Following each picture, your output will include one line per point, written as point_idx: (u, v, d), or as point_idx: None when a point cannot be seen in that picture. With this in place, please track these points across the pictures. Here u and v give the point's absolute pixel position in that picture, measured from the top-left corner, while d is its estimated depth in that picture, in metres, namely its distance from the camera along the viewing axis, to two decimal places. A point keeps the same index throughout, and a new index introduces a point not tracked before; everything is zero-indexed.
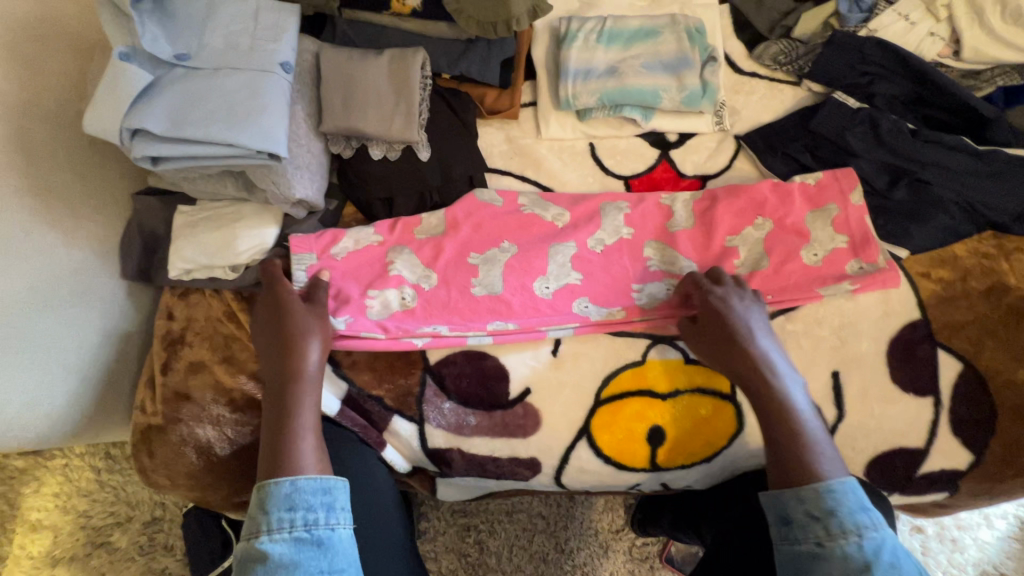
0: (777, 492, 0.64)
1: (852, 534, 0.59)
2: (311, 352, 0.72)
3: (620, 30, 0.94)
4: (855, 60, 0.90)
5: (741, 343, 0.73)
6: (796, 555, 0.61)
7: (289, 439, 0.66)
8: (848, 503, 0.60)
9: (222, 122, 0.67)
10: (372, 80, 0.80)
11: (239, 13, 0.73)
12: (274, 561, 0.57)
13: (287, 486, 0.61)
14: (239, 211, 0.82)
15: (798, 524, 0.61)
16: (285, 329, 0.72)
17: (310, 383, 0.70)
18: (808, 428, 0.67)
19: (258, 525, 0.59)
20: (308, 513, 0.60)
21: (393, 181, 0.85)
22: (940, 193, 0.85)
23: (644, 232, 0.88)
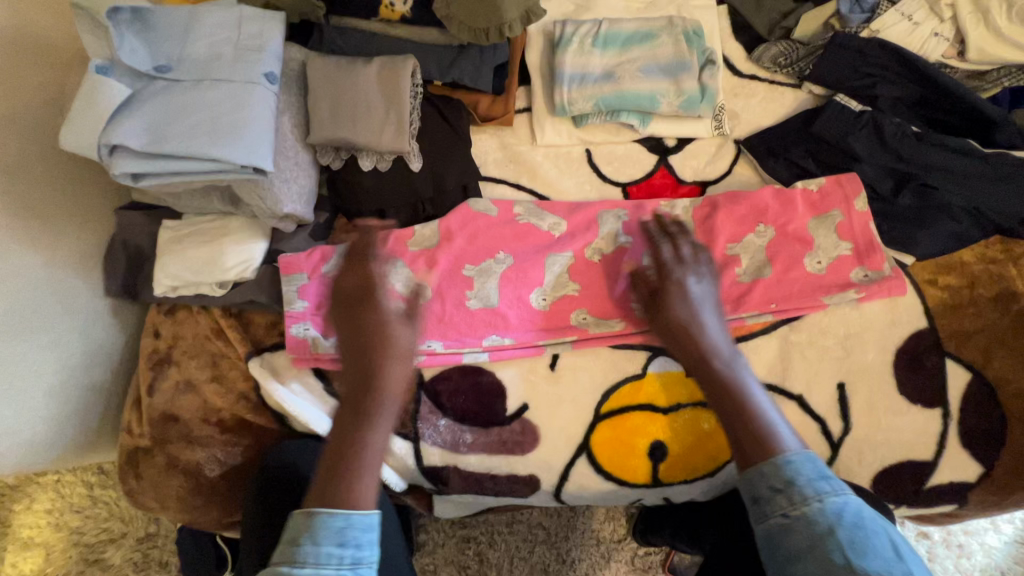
0: (740, 471, 0.58)
1: (814, 499, 0.53)
2: (393, 378, 0.64)
3: (615, 33, 0.92)
4: (857, 62, 0.88)
5: (677, 327, 0.70)
6: (770, 537, 0.54)
7: (353, 470, 0.58)
8: (806, 470, 0.55)
9: (205, 137, 0.65)
10: (360, 88, 0.77)
11: (221, 23, 0.71)
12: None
13: (342, 517, 0.54)
14: (225, 225, 0.80)
15: (763, 500, 0.55)
16: (364, 337, 0.66)
17: (385, 400, 0.63)
18: (761, 407, 0.62)
19: (303, 556, 0.52)
20: (358, 553, 0.53)
21: (384, 192, 0.82)
22: (947, 198, 0.83)
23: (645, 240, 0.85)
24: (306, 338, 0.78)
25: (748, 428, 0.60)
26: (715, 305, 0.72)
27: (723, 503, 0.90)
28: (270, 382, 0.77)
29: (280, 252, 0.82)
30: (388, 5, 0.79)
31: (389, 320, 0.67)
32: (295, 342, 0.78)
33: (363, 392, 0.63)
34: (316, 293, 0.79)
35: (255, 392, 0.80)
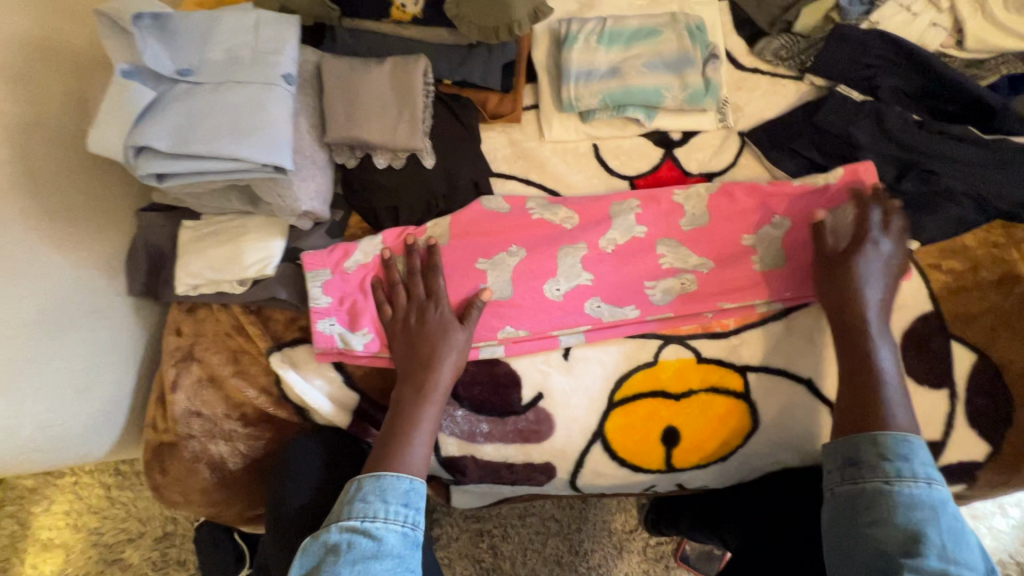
0: (853, 435, 0.67)
1: (921, 480, 0.63)
2: (444, 371, 0.74)
3: (620, 29, 0.94)
4: (857, 53, 0.90)
5: (859, 284, 0.74)
6: (858, 493, 0.64)
7: (402, 440, 0.70)
8: (921, 454, 0.64)
9: (228, 137, 0.67)
10: (376, 87, 0.79)
11: (240, 26, 0.73)
12: (383, 546, 0.62)
13: (407, 482, 0.67)
14: (245, 224, 0.82)
15: (867, 464, 0.65)
16: (422, 338, 0.76)
17: (436, 394, 0.73)
18: (886, 381, 0.70)
19: (374, 509, 0.64)
20: (416, 514, 0.66)
21: (397, 190, 0.84)
22: (949, 183, 0.84)
23: (659, 230, 0.87)
24: (333, 334, 0.79)
25: (861, 385, 0.70)
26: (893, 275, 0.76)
27: (740, 496, 0.92)
28: (290, 375, 0.80)
29: (298, 250, 0.84)
30: (400, 6, 0.80)
31: (446, 327, 0.76)
32: (323, 337, 0.78)
33: (420, 386, 0.73)
34: (341, 290, 0.81)
35: (275, 386, 0.81)
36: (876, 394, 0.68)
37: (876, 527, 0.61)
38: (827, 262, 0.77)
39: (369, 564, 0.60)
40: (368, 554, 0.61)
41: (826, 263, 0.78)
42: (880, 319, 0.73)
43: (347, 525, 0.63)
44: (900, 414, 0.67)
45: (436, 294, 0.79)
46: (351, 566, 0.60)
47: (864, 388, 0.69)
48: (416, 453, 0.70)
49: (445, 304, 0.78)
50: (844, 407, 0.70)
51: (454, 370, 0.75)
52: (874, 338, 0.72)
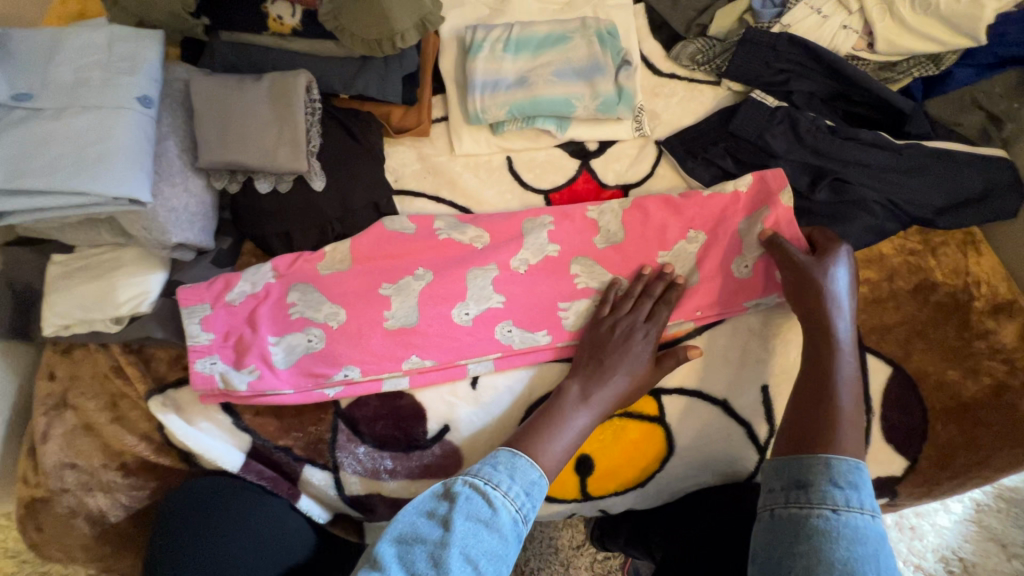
0: (806, 457, 0.60)
1: (867, 513, 0.56)
2: (612, 390, 0.72)
3: (527, 37, 0.90)
4: (769, 58, 0.87)
5: (825, 296, 0.71)
6: (801, 519, 0.56)
7: (554, 429, 0.69)
8: (867, 485, 0.58)
9: (70, 170, 0.61)
10: (253, 106, 0.73)
11: (90, 44, 0.66)
12: (495, 518, 0.58)
13: (536, 473, 0.64)
14: (119, 257, 0.76)
15: (811, 488, 0.58)
16: (622, 352, 0.74)
17: (598, 404, 0.71)
18: (840, 402, 0.64)
19: (499, 479, 0.61)
20: (529, 510, 0.61)
21: (287, 215, 0.79)
22: (861, 191, 0.82)
23: (570, 248, 0.83)
24: (214, 373, 0.74)
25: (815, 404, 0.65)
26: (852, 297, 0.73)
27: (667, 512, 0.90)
28: (172, 420, 0.74)
29: (179, 283, 0.78)
30: (276, 18, 0.75)
31: (643, 352, 0.74)
32: (202, 377, 0.73)
33: (592, 393, 0.72)
34: (225, 324, 0.76)
35: (158, 432, 0.75)
36: (824, 416, 0.63)
37: (815, 557, 0.53)
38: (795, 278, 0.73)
39: (479, 528, 0.57)
40: (482, 519, 0.58)
41: (790, 275, 0.74)
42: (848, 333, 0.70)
43: (471, 482, 0.60)
44: (851, 444, 0.61)
45: (654, 314, 0.77)
46: (465, 523, 0.57)
47: (817, 407, 0.64)
48: (551, 455, 0.67)
49: (653, 337, 0.75)
50: (791, 425, 0.65)
51: (619, 400, 0.73)
52: (838, 353, 0.68)
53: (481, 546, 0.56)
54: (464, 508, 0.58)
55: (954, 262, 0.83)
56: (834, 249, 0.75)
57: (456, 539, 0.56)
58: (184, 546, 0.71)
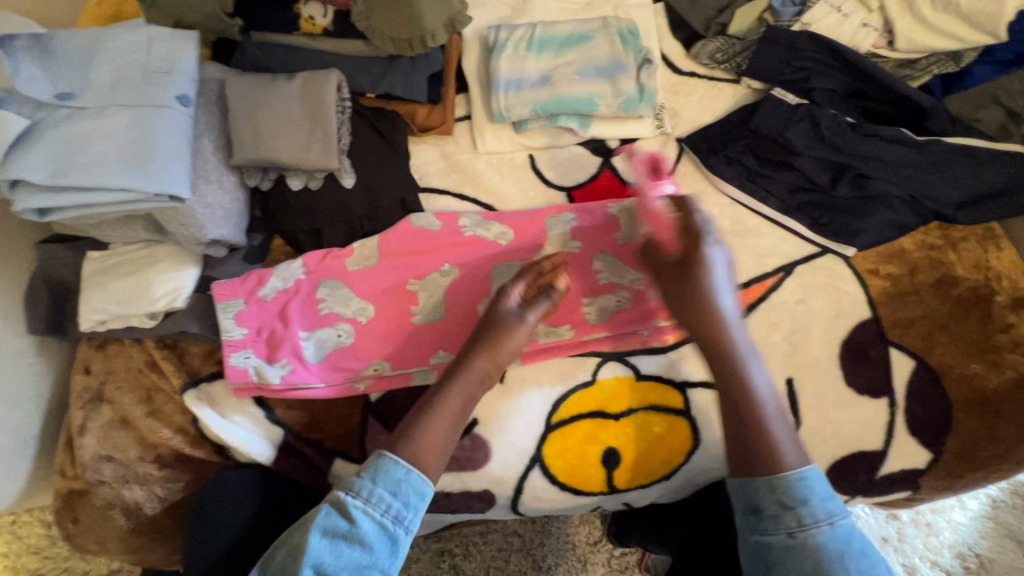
0: (748, 480, 0.62)
1: (825, 522, 0.59)
2: (475, 365, 0.71)
3: (550, 36, 0.91)
4: (788, 56, 0.88)
5: (701, 281, 0.71)
6: (766, 546, 0.60)
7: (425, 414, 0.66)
8: (818, 490, 0.60)
9: (114, 167, 0.62)
10: (285, 105, 0.75)
11: (130, 44, 0.68)
12: (354, 530, 0.57)
13: (403, 473, 0.59)
14: (154, 254, 0.77)
15: (767, 515, 0.60)
16: (497, 321, 0.74)
17: (462, 386, 0.69)
18: (758, 390, 0.66)
19: (362, 489, 0.59)
20: (403, 509, 0.59)
21: (317, 212, 0.80)
22: (883, 187, 0.83)
23: (593, 244, 0.84)
24: (248, 367, 0.75)
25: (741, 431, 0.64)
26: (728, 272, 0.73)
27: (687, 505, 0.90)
28: (206, 413, 0.75)
29: (212, 279, 0.79)
30: (308, 18, 0.77)
31: (512, 316, 0.74)
32: (236, 371, 0.74)
33: (473, 368, 0.70)
34: (257, 319, 0.77)
35: (193, 425, 0.76)
36: (752, 421, 0.64)
37: None
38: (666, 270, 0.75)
39: (337, 545, 0.56)
40: (340, 537, 0.57)
41: (671, 271, 0.74)
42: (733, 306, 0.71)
43: (330, 498, 0.59)
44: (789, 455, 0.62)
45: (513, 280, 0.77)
46: (321, 541, 0.56)
47: (744, 413, 0.65)
48: (431, 434, 0.64)
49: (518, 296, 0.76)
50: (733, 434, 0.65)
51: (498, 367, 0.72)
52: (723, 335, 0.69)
53: (342, 563, 0.56)
54: (332, 527, 0.57)
55: (976, 257, 0.84)
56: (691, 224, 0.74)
57: (312, 563, 0.56)
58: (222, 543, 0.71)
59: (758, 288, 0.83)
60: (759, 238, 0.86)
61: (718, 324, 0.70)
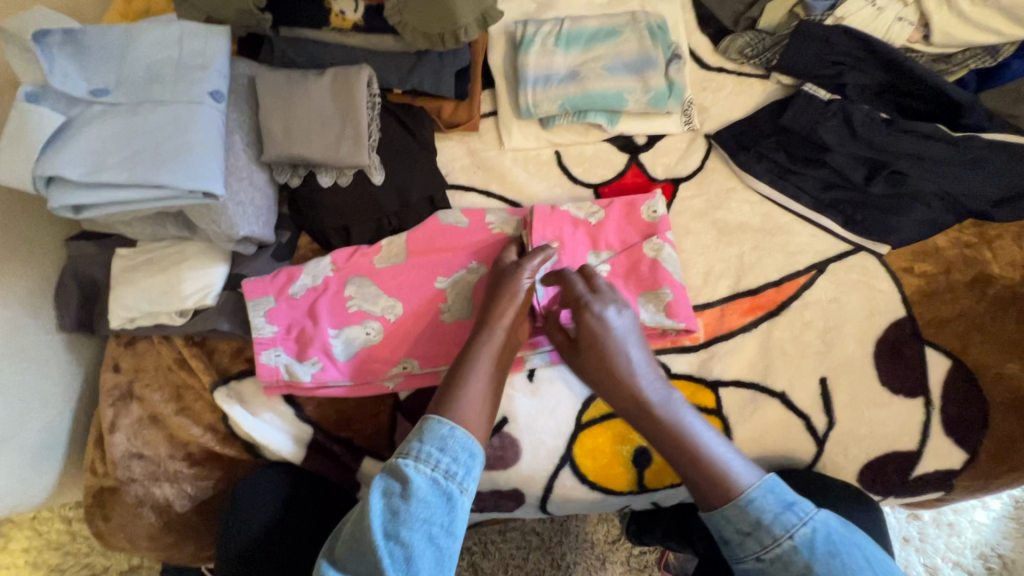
0: (707, 515, 0.62)
1: (785, 537, 0.58)
2: (498, 332, 0.69)
3: (578, 31, 0.90)
4: (823, 50, 0.86)
5: (600, 353, 0.69)
6: (744, 571, 0.60)
7: (456, 384, 0.64)
8: (770, 506, 0.59)
9: (149, 163, 0.61)
10: (316, 101, 0.74)
11: (162, 39, 0.67)
12: (409, 487, 0.56)
13: (448, 428, 0.60)
14: (183, 251, 0.77)
15: (734, 543, 0.60)
16: (506, 278, 0.74)
17: (485, 358, 0.67)
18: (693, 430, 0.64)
19: (412, 450, 0.59)
20: (453, 464, 0.58)
21: (346, 209, 0.79)
22: (918, 183, 0.82)
23: (618, 240, 0.82)
24: (279, 365, 0.74)
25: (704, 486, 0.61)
26: (635, 332, 0.71)
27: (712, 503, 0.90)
28: (237, 411, 0.75)
29: (241, 276, 0.79)
30: (338, 13, 0.75)
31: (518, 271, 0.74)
32: (268, 369, 0.74)
33: (494, 322, 0.70)
34: (286, 317, 0.77)
35: (223, 423, 0.76)
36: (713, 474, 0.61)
37: None
38: (573, 349, 0.73)
39: (394, 505, 0.56)
40: (396, 496, 0.56)
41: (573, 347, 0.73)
42: (644, 359, 0.68)
43: (384, 465, 0.59)
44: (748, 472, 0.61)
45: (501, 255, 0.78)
46: (379, 502, 0.56)
47: (671, 447, 0.64)
48: (469, 409, 0.63)
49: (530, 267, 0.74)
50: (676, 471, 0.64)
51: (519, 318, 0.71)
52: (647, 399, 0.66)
53: (402, 521, 0.55)
54: (391, 492, 0.56)
55: (1011, 255, 0.83)
56: (574, 291, 0.73)
57: (374, 522, 0.55)
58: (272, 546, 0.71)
59: (790, 286, 0.83)
60: (791, 236, 0.85)
61: (634, 384, 0.67)
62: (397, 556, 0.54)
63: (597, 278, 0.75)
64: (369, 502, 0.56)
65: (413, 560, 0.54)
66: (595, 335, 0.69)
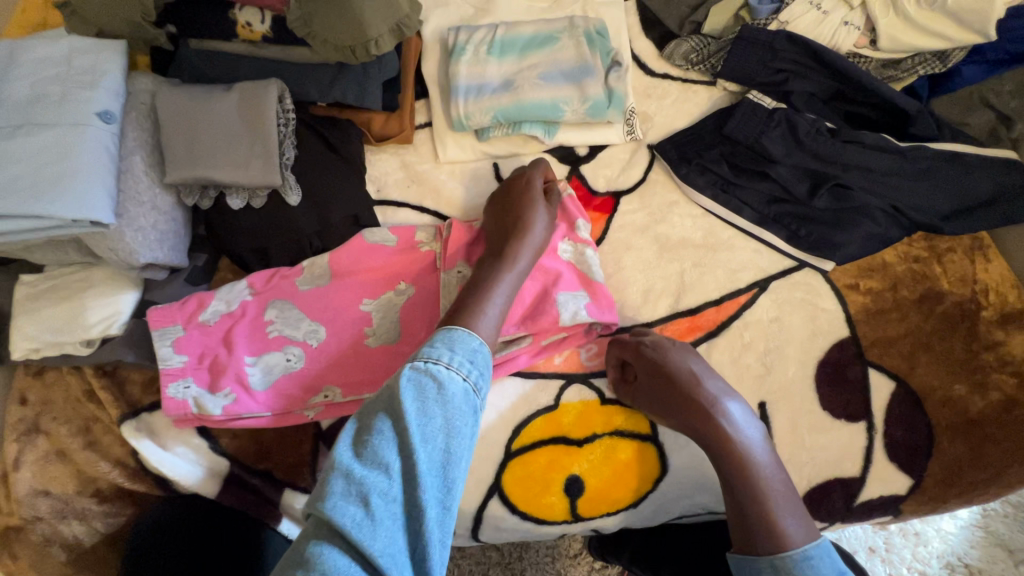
0: (756, 559, 0.61)
1: None
2: (521, 258, 0.70)
3: (513, 38, 0.86)
4: (766, 57, 0.82)
5: (684, 398, 0.68)
6: None
7: (475, 305, 0.64)
8: (826, 571, 0.58)
9: (25, 193, 0.58)
10: (221, 119, 0.70)
11: (48, 57, 0.64)
12: (445, 392, 0.52)
13: (475, 342, 0.58)
14: (89, 277, 0.73)
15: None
16: (521, 206, 0.74)
17: (504, 281, 0.68)
18: (759, 468, 0.64)
19: (438, 353, 0.55)
20: (479, 377, 0.56)
21: (262, 231, 0.75)
22: (863, 198, 0.79)
23: None
24: (187, 398, 0.71)
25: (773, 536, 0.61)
26: (706, 368, 0.71)
27: (683, 533, 0.89)
28: (147, 445, 0.72)
29: (151, 303, 0.75)
30: (245, 24, 0.72)
31: (535, 198, 0.75)
32: (175, 403, 0.70)
33: (514, 247, 0.71)
34: (198, 345, 0.73)
35: (132, 457, 0.73)
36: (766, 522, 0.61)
37: None
38: (642, 391, 0.72)
39: (429, 406, 0.51)
40: (429, 396, 0.52)
41: (643, 395, 0.72)
42: (721, 390, 0.68)
43: (411, 363, 0.54)
44: (798, 533, 0.61)
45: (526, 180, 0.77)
46: (413, 401, 0.51)
47: (737, 479, 0.64)
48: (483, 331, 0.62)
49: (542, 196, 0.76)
50: (736, 507, 0.64)
51: (537, 242, 0.72)
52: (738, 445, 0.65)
53: (437, 423, 0.51)
54: (427, 392, 0.52)
55: (962, 270, 0.80)
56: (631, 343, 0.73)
57: (411, 421, 0.50)
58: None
59: (730, 305, 0.79)
60: (733, 252, 0.82)
61: (707, 412, 0.67)
62: (432, 458, 0.50)
63: (643, 331, 0.76)
64: (403, 399, 0.51)
65: (449, 465, 0.51)
66: (678, 374, 0.70)
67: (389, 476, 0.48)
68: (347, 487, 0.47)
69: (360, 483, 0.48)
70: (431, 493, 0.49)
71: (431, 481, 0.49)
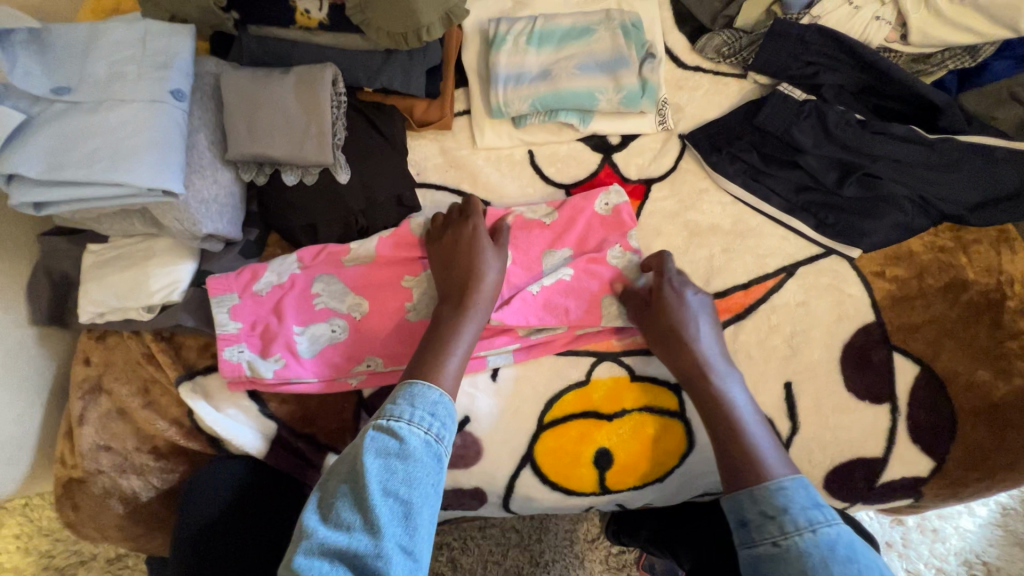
0: (732, 495, 0.64)
1: (806, 530, 0.58)
2: (478, 305, 0.73)
3: (551, 30, 0.89)
4: (798, 50, 0.85)
5: (685, 336, 0.74)
6: (756, 558, 0.59)
7: (435, 356, 0.68)
8: (799, 499, 0.60)
9: (105, 162, 0.62)
10: (279, 100, 0.75)
11: (124, 39, 0.69)
12: (405, 447, 0.56)
13: (436, 394, 0.62)
14: (150, 248, 0.77)
15: (754, 525, 0.61)
16: (467, 250, 0.76)
17: (465, 334, 0.71)
18: (735, 405, 0.70)
19: (400, 410, 0.59)
20: (441, 427, 0.60)
21: (312, 207, 0.80)
22: (891, 187, 0.81)
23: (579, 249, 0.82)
24: (241, 361, 0.75)
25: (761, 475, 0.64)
26: (710, 318, 0.76)
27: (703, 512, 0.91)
28: (201, 406, 0.76)
29: (208, 273, 0.80)
30: (303, 12, 0.76)
31: (479, 239, 0.77)
32: (230, 365, 0.75)
33: (467, 297, 0.73)
34: (250, 312, 0.78)
35: (188, 417, 0.78)
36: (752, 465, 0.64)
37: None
38: (643, 321, 0.77)
39: (390, 462, 0.56)
40: (391, 453, 0.56)
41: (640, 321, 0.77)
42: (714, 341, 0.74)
43: (374, 424, 0.58)
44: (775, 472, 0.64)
45: (469, 212, 0.79)
46: (375, 461, 0.55)
47: (716, 419, 0.69)
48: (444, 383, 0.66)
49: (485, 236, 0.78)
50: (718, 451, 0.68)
51: (490, 284, 0.75)
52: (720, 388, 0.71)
53: (399, 476, 0.55)
54: (389, 448, 0.56)
55: (988, 261, 0.81)
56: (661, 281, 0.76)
57: (370, 479, 0.54)
58: (236, 566, 0.69)
59: (759, 289, 0.82)
60: (761, 238, 0.84)
61: (695, 351, 0.73)
62: (394, 510, 0.54)
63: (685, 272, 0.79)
64: (364, 459, 0.55)
65: (411, 514, 0.54)
66: (687, 316, 0.75)
67: (350, 534, 0.52)
68: (311, 547, 0.51)
69: (323, 543, 0.52)
70: (393, 541, 0.52)
71: (393, 530, 0.53)
